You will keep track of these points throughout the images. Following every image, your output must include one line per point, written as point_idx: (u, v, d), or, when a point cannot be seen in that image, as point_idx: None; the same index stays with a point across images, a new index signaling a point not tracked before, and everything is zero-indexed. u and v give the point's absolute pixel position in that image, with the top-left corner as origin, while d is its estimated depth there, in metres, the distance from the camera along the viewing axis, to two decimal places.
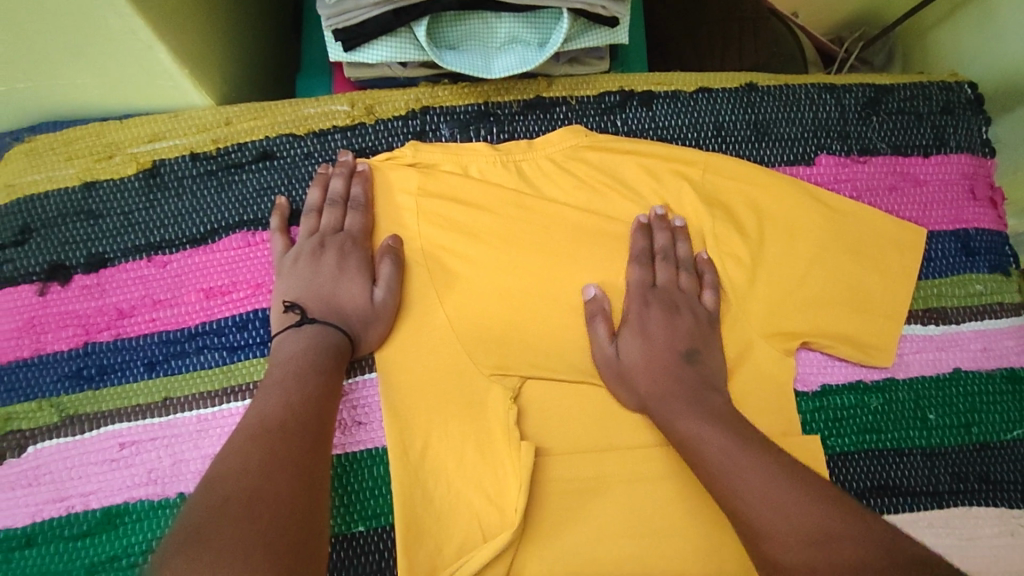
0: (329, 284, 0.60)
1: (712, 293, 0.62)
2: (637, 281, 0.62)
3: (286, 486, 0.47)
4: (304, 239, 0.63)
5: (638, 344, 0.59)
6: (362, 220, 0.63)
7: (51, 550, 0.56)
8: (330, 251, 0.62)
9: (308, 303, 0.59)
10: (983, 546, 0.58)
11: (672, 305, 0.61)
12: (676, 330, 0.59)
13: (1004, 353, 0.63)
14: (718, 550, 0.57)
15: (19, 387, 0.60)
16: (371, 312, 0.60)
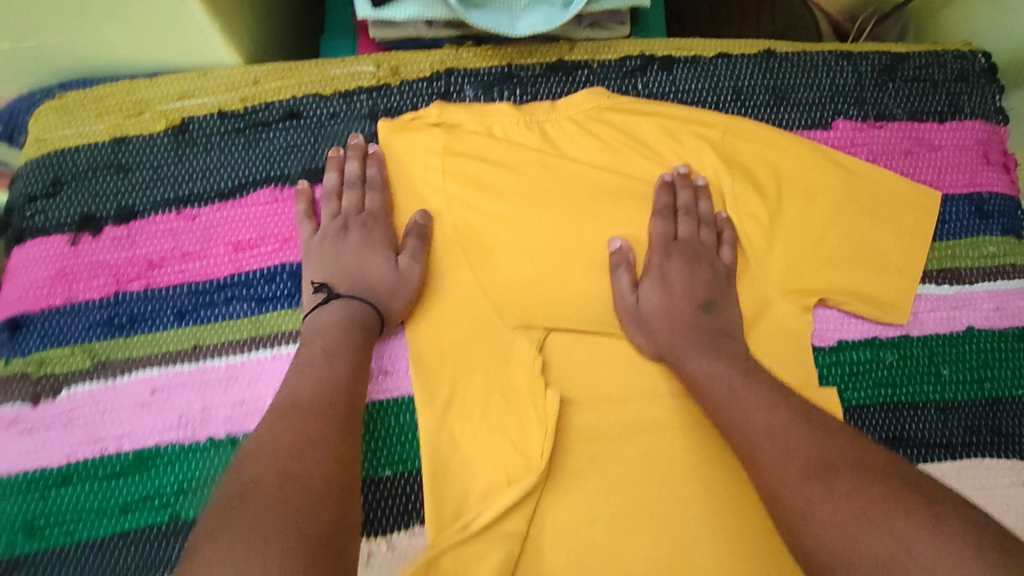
0: (354, 263, 0.62)
1: (730, 248, 0.64)
2: (660, 234, 0.64)
3: (318, 466, 0.47)
4: (328, 221, 0.64)
5: (656, 293, 0.61)
6: (380, 200, 0.64)
7: (86, 489, 0.58)
8: (353, 232, 0.63)
9: (336, 281, 0.61)
10: (996, 496, 0.60)
11: (693, 257, 0.62)
12: (695, 279, 0.61)
13: (1016, 312, 0.65)
14: (739, 499, 0.58)
15: (52, 333, 0.61)
16: (397, 284, 0.61)
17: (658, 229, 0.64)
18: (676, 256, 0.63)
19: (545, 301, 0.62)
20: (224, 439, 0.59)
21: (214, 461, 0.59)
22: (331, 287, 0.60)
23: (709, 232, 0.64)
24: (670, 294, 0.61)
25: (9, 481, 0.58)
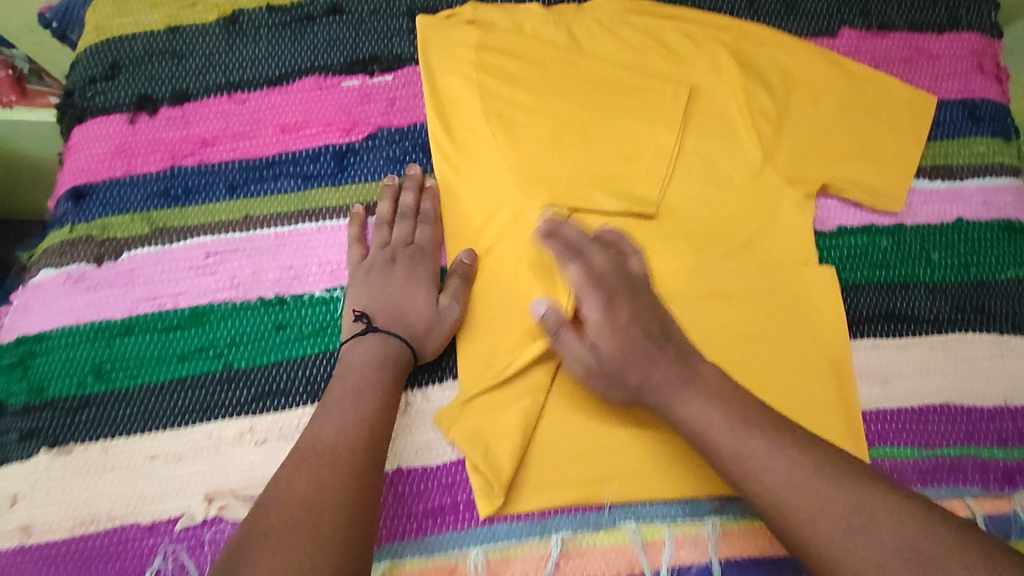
0: (394, 295, 0.63)
1: (638, 258, 0.62)
2: (579, 282, 0.60)
3: (334, 494, 0.49)
4: (376, 250, 0.65)
5: (606, 346, 0.58)
6: (430, 234, 0.66)
7: (148, 339, 0.64)
8: (400, 264, 0.64)
9: (376, 312, 0.62)
10: (976, 366, 0.66)
11: (616, 297, 0.59)
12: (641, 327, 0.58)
13: (1002, 206, 0.70)
14: (743, 361, 0.64)
15: (112, 202, 0.67)
16: (435, 323, 0.62)
17: (574, 277, 0.60)
18: (600, 295, 0.59)
19: (571, 182, 0.67)
20: (273, 299, 0.65)
21: (264, 318, 0.64)
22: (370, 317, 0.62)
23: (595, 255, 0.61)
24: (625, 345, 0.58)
25: (78, 330, 0.64)
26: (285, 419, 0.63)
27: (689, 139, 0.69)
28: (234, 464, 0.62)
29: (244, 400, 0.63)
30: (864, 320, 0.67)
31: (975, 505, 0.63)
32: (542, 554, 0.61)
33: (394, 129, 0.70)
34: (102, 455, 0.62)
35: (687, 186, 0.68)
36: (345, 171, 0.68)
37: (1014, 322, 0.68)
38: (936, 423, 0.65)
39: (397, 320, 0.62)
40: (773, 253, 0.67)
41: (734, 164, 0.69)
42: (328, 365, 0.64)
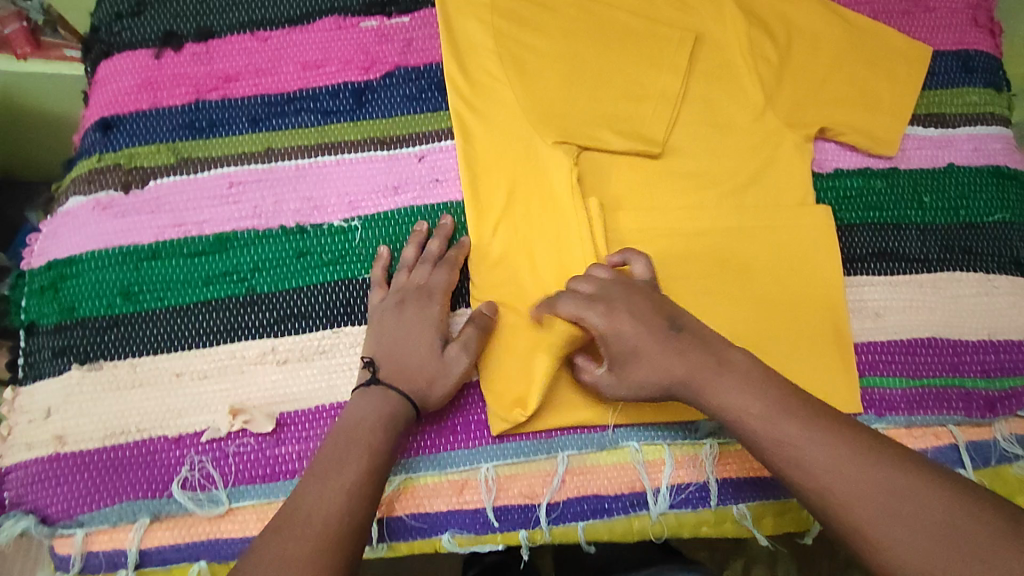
0: (401, 342, 0.61)
1: (642, 264, 0.62)
2: (574, 307, 0.59)
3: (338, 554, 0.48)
4: (390, 292, 0.65)
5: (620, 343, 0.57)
6: (446, 277, 0.65)
7: (174, 263, 0.67)
8: (409, 309, 0.63)
9: (379, 361, 0.61)
10: (964, 302, 0.70)
11: (613, 303, 0.58)
12: (643, 324, 0.57)
13: (992, 153, 0.74)
14: (742, 295, 0.68)
15: (139, 133, 0.69)
16: (439, 374, 0.60)
17: (566, 308, 0.59)
18: (597, 306, 0.58)
19: (582, 121, 0.69)
20: (294, 228, 0.68)
21: (285, 245, 0.67)
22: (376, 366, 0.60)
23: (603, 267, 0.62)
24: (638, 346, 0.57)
25: (107, 254, 0.67)
26: (306, 341, 0.66)
27: (694, 84, 0.72)
28: (256, 382, 0.65)
29: (266, 322, 0.66)
30: (859, 257, 0.70)
31: (956, 431, 0.66)
32: (548, 472, 0.65)
33: (411, 68, 0.72)
34: (129, 372, 0.65)
35: (691, 129, 0.71)
36: (362, 108, 0.71)
37: (1000, 262, 0.71)
38: (924, 355, 0.68)
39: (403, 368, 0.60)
40: (773, 193, 0.70)
41: (737, 108, 0.72)
42: (346, 290, 0.67)
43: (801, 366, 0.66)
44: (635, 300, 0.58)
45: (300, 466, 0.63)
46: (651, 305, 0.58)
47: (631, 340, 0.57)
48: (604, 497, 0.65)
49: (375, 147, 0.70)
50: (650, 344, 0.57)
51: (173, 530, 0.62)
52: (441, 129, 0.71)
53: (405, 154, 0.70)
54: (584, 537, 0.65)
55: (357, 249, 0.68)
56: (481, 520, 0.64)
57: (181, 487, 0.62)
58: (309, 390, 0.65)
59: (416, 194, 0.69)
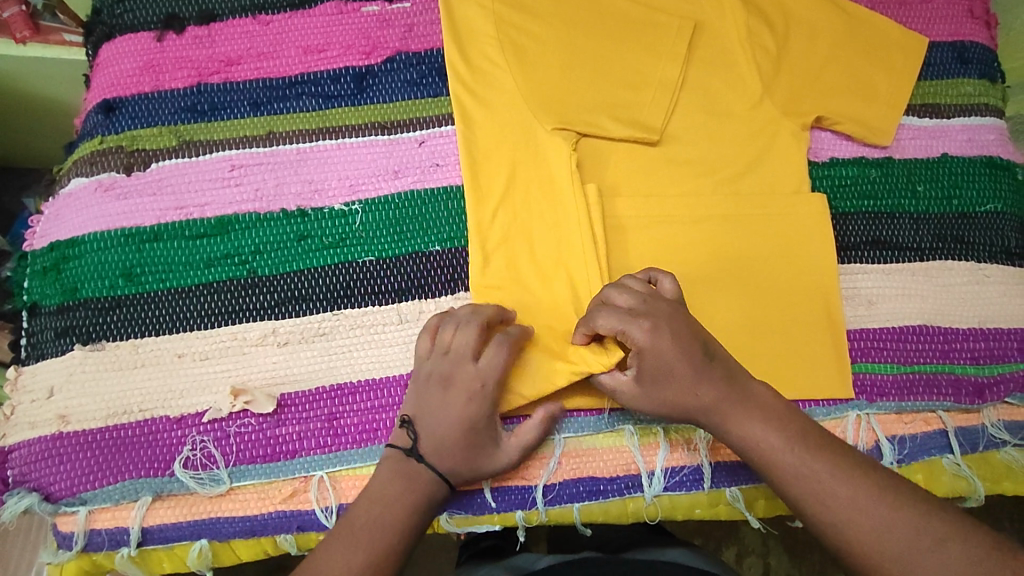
0: (446, 423, 0.60)
1: (670, 282, 0.61)
2: (614, 322, 0.58)
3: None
4: (440, 358, 0.61)
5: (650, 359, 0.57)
6: (501, 363, 0.60)
7: (176, 245, 0.67)
8: (446, 373, 0.60)
9: (422, 437, 0.60)
10: (955, 291, 0.71)
11: (659, 319, 0.57)
12: (681, 343, 0.57)
13: (986, 144, 0.75)
14: (737, 281, 0.69)
15: (141, 116, 0.70)
16: (480, 464, 0.61)
17: (604, 322, 0.58)
18: (641, 321, 0.57)
19: (582, 108, 0.70)
20: (295, 211, 0.68)
21: (286, 229, 0.68)
22: (415, 431, 0.60)
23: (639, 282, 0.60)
24: (671, 363, 0.57)
25: (108, 236, 0.67)
26: (306, 323, 0.66)
27: (692, 73, 0.73)
28: (258, 364, 0.65)
29: (267, 304, 0.66)
30: (853, 246, 0.71)
31: (945, 417, 0.68)
32: (544, 455, 0.65)
33: (411, 54, 0.73)
34: (131, 353, 0.65)
35: (689, 117, 0.72)
36: (363, 92, 0.72)
37: (992, 251, 0.72)
38: (915, 342, 0.69)
39: (439, 434, 0.60)
40: (769, 181, 0.71)
41: (735, 96, 0.72)
42: (346, 273, 0.67)
43: (795, 352, 0.67)
44: (676, 317, 0.58)
45: (300, 446, 0.63)
46: (688, 327, 0.58)
47: (668, 359, 0.57)
48: (600, 479, 0.65)
49: (376, 132, 0.71)
50: (683, 364, 0.57)
51: (175, 508, 0.63)
52: (441, 114, 0.72)
53: (405, 139, 0.71)
54: (580, 519, 0.66)
55: (357, 233, 0.68)
56: (479, 501, 0.64)
57: (183, 466, 0.63)
58: (310, 372, 0.65)
59: (416, 177, 0.70)
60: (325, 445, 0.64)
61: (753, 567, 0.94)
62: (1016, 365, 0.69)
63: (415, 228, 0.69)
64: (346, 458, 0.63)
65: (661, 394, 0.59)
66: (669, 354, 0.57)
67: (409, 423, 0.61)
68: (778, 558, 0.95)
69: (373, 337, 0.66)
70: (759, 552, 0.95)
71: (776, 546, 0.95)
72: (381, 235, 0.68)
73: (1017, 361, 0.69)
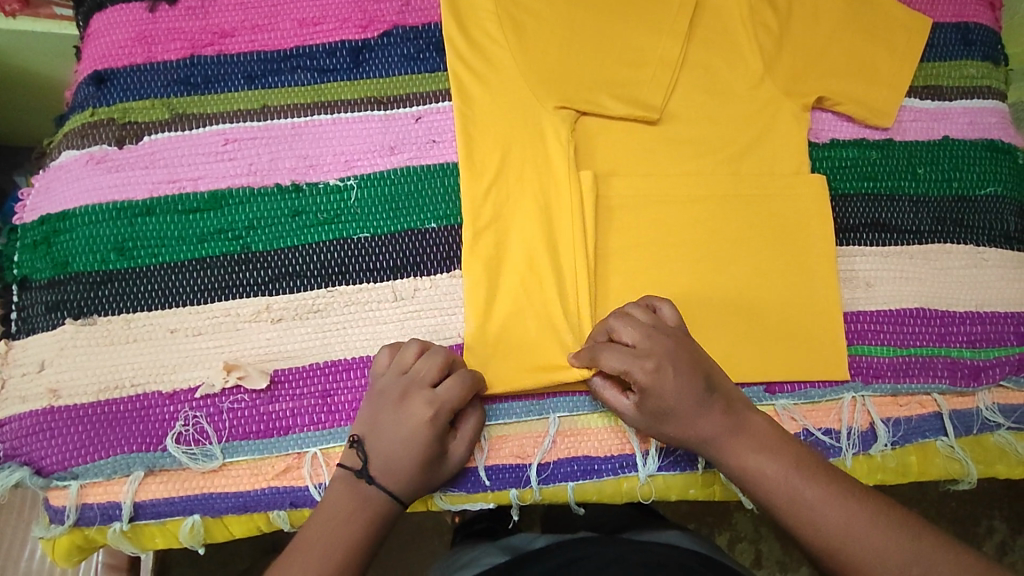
0: (395, 447, 0.59)
1: (669, 309, 0.61)
2: (618, 359, 0.58)
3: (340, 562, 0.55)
4: (396, 380, 0.60)
5: (654, 398, 0.58)
6: (457, 395, 0.59)
7: (168, 220, 0.66)
8: (401, 393, 0.59)
9: (370, 458, 0.59)
10: (953, 273, 0.71)
11: (662, 359, 0.57)
12: (685, 382, 0.57)
13: (987, 127, 0.74)
14: (735, 263, 0.68)
15: (133, 88, 0.69)
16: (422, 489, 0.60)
17: (609, 362, 0.58)
18: (645, 360, 0.57)
19: (581, 87, 0.69)
20: (289, 186, 0.68)
21: (280, 204, 0.67)
22: (366, 450, 0.59)
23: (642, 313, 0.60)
24: (674, 402, 0.58)
25: (100, 209, 0.66)
26: (301, 299, 0.66)
27: (693, 52, 0.72)
28: (250, 340, 0.65)
29: (260, 281, 0.66)
30: (851, 228, 0.71)
31: (940, 399, 0.67)
32: (540, 433, 0.65)
33: (409, 28, 0.72)
34: (124, 327, 0.65)
35: (689, 96, 0.71)
36: (360, 67, 0.71)
37: (991, 234, 0.72)
38: (912, 325, 0.69)
39: (390, 457, 0.59)
40: (769, 162, 0.70)
41: (736, 76, 0.71)
42: (341, 249, 0.67)
43: (791, 333, 0.67)
44: (680, 354, 0.58)
45: (293, 422, 0.63)
46: (692, 363, 0.58)
47: (670, 398, 0.58)
48: (594, 458, 0.65)
49: (372, 107, 0.70)
50: (687, 404, 0.58)
51: (167, 483, 0.63)
52: (439, 90, 0.71)
53: (402, 114, 0.70)
54: (574, 498, 0.66)
55: (353, 210, 0.67)
56: (472, 479, 0.64)
57: (176, 441, 0.62)
58: (303, 349, 0.65)
59: (413, 153, 0.69)
60: (319, 422, 0.63)
61: (745, 552, 0.95)
62: (1012, 348, 0.69)
63: (411, 206, 0.68)
64: (339, 434, 0.63)
65: (662, 429, 0.59)
66: (672, 393, 0.57)
67: (359, 443, 0.59)
68: (770, 545, 0.95)
69: (368, 314, 0.66)
70: (751, 538, 0.95)
71: (769, 533, 0.95)
72: (376, 211, 0.68)
73: (1014, 345, 0.69)
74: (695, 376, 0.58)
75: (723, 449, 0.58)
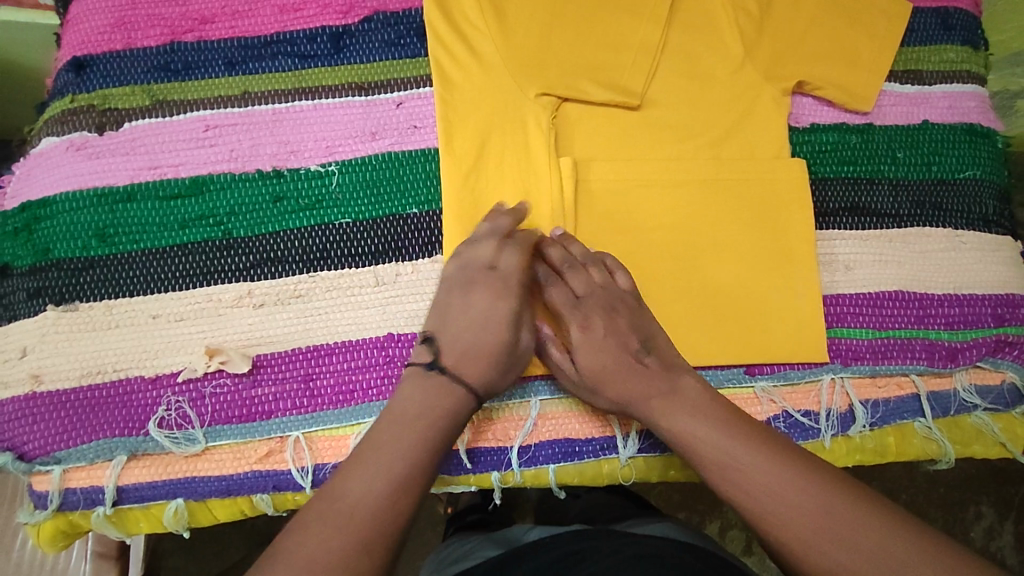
0: (469, 328, 0.61)
1: (623, 274, 0.65)
2: (561, 301, 0.64)
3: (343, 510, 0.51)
4: (457, 271, 0.63)
5: (585, 355, 0.62)
6: (516, 260, 0.63)
7: (149, 206, 0.66)
8: (478, 288, 0.62)
9: (444, 347, 0.60)
10: (932, 257, 0.71)
11: (596, 312, 0.63)
12: (614, 339, 0.63)
13: (966, 111, 0.74)
14: (716, 248, 0.69)
15: (113, 74, 0.69)
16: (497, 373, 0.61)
17: (554, 297, 0.65)
18: (579, 311, 0.64)
19: (562, 72, 0.69)
20: (270, 172, 0.68)
21: (261, 190, 0.67)
22: (438, 347, 0.60)
23: (601, 270, 0.65)
24: (604, 356, 0.62)
25: (80, 196, 0.66)
26: (283, 284, 0.66)
27: (674, 37, 0.72)
28: (233, 325, 0.65)
29: (242, 266, 0.66)
30: (831, 211, 0.71)
31: (918, 381, 0.68)
32: (521, 416, 0.66)
33: (390, 14, 0.72)
34: (106, 313, 0.65)
35: (671, 80, 0.71)
36: (340, 52, 0.71)
37: (969, 217, 0.72)
38: (890, 308, 0.69)
39: (490, 363, 0.60)
40: (748, 146, 0.71)
41: (717, 59, 0.72)
42: (323, 235, 0.67)
43: (772, 315, 0.68)
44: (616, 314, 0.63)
45: (275, 407, 0.63)
46: (629, 324, 0.63)
47: (602, 351, 0.63)
48: (575, 440, 0.66)
49: (353, 93, 0.70)
50: (614, 362, 0.62)
51: (150, 468, 0.63)
52: (419, 76, 0.71)
53: (383, 100, 0.70)
54: (555, 480, 0.66)
55: (335, 195, 0.68)
56: (455, 462, 0.64)
57: (158, 426, 0.63)
58: (285, 334, 0.65)
59: (393, 139, 0.69)
60: (301, 406, 0.64)
61: (735, 539, 0.96)
62: (989, 330, 0.70)
63: (392, 191, 0.68)
64: (321, 418, 0.64)
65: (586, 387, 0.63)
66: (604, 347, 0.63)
67: (430, 341, 0.61)
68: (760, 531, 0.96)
69: (349, 298, 0.66)
70: (741, 526, 0.96)
71: None
72: (358, 196, 0.68)
73: (991, 327, 0.70)
74: (631, 335, 0.63)
75: (655, 404, 0.61)
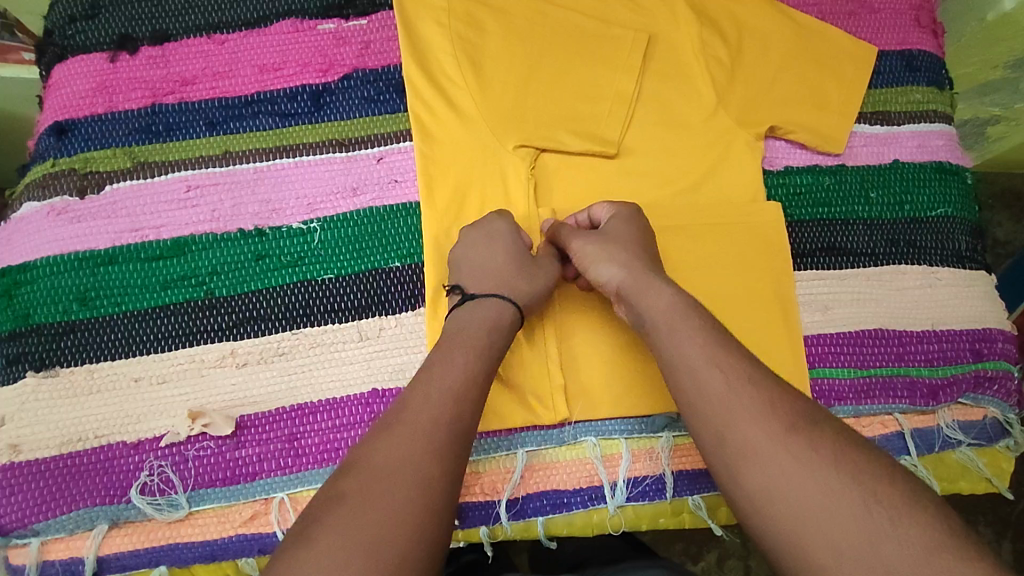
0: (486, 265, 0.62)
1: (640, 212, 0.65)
2: (601, 209, 0.65)
3: None
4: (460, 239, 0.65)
5: (618, 234, 0.61)
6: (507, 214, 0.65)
7: (131, 268, 0.66)
8: (480, 238, 0.63)
9: (467, 285, 0.61)
10: (909, 293, 0.72)
11: (632, 218, 0.63)
12: (646, 239, 0.62)
13: (935, 149, 0.76)
14: (702, 291, 0.69)
15: (95, 137, 0.69)
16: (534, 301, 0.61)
17: (601, 208, 0.65)
18: (619, 211, 0.64)
19: (540, 124, 0.70)
20: (252, 231, 0.68)
21: (243, 249, 0.67)
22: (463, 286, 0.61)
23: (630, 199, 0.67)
24: (632, 239, 0.61)
25: (62, 259, 0.66)
26: (266, 343, 0.66)
27: (648, 86, 0.74)
28: (216, 385, 0.65)
29: (224, 326, 0.66)
30: (810, 252, 0.72)
31: (901, 418, 0.69)
32: (508, 468, 0.65)
33: (368, 71, 0.73)
34: (87, 378, 0.64)
35: (647, 129, 0.73)
36: (321, 110, 0.72)
37: (943, 253, 0.74)
38: (870, 346, 0.70)
39: (518, 292, 0.60)
40: (724, 190, 0.72)
41: (689, 107, 0.73)
42: (306, 292, 0.67)
43: (763, 337, 0.68)
44: (641, 230, 0.63)
45: (260, 468, 0.63)
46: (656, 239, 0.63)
47: (631, 237, 0.61)
48: (563, 491, 0.65)
49: (333, 150, 0.71)
50: (640, 248, 0.61)
51: (132, 536, 0.62)
52: (399, 131, 0.72)
53: (363, 156, 0.71)
54: (544, 533, 0.66)
55: (317, 251, 0.68)
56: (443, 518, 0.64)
57: (140, 492, 0.62)
58: (269, 392, 0.65)
59: (375, 195, 0.70)
60: (286, 466, 0.63)
61: (734, 568, 0.94)
62: (969, 365, 0.71)
63: (375, 246, 0.68)
64: (306, 478, 0.63)
65: (598, 271, 0.59)
66: (625, 245, 0.60)
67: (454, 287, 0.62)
68: (759, 559, 0.94)
69: (333, 354, 0.66)
70: (740, 555, 0.94)
71: (757, 548, 0.94)
72: (340, 252, 0.68)
73: (971, 362, 0.71)
74: (645, 251, 0.61)
75: None
